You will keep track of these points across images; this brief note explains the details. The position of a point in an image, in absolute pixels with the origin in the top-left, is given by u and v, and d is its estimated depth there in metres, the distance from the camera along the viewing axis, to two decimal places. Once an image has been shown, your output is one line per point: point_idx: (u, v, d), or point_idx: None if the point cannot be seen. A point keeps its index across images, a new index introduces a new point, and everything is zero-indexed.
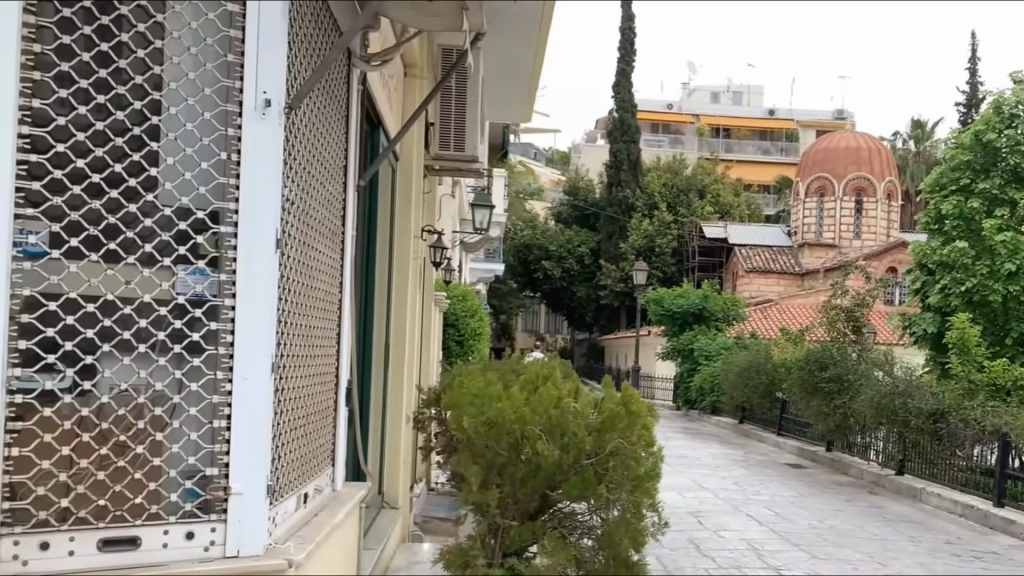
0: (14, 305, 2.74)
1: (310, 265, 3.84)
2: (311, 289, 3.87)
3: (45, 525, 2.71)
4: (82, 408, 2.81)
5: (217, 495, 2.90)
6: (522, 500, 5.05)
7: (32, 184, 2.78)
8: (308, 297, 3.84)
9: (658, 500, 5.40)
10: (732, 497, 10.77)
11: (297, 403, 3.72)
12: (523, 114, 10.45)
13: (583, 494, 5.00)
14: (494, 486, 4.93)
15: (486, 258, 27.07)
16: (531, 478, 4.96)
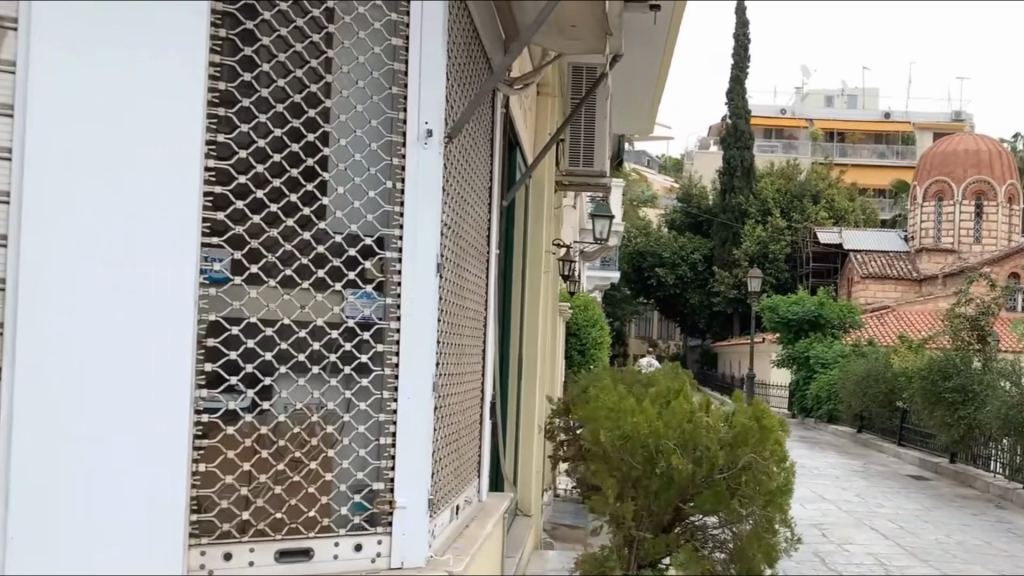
0: (202, 328, 2.90)
1: (462, 286, 4.01)
2: (462, 308, 4.04)
3: (229, 536, 2.93)
4: (261, 427, 3.00)
5: (382, 509, 3.09)
6: (656, 513, 5.13)
7: (217, 215, 2.93)
8: (460, 317, 4.01)
9: (791, 516, 5.36)
10: (854, 509, 10.67)
11: (451, 417, 3.90)
12: (646, 126, 10.49)
13: (715, 508, 5.03)
14: (629, 498, 5.04)
15: (603, 266, 27.12)
16: (664, 492, 5.03)
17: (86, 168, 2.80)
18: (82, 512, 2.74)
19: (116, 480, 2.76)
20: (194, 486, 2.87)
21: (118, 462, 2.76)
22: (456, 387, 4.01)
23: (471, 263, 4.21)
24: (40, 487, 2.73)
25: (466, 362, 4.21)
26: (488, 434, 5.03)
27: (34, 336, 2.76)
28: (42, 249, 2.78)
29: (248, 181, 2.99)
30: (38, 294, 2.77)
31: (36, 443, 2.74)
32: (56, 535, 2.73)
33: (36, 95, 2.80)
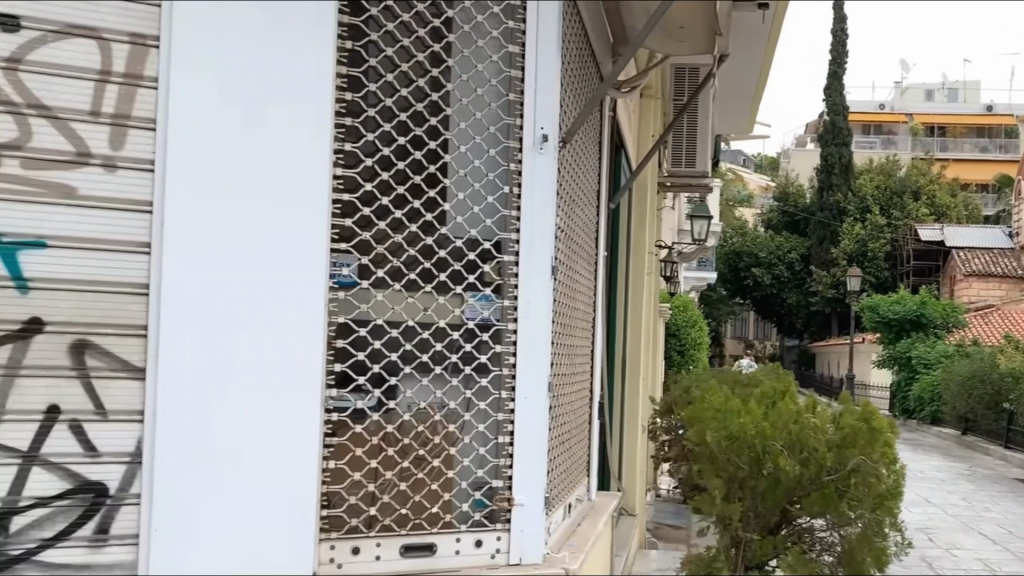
0: (334, 329, 3.13)
1: (576, 290, 4.15)
2: (576, 310, 4.18)
3: (356, 531, 3.11)
4: (387, 425, 3.18)
5: (501, 505, 3.28)
6: (764, 514, 5.12)
7: (345, 222, 3.10)
8: (573, 319, 4.15)
9: (901, 521, 5.27)
10: (962, 513, 10.48)
11: (565, 416, 4.02)
12: (749, 125, 10.46)
13: (823, 511, 4.97)
14: (735, 499, 5.05)
15: (700, 266, 26.98)
16: (771, 493, 5.03)
17: (223, 181, 2.95)
18: (217, 508, 2.90)
19: (254, 478, 2.92)
20: (325, 482, 3.06)
21: (250, 461, 2.92)
22: (570, 387, 4.15)
23: (583, 266, 4.35)
24: (181, 482, 2.91)
25: (579, 362, 4.35)
26: (600, 431, 5.16)
27: (175, 339, 2.93)
28: (181, 257, 2.94)
29: (373, 189, 3.18)
30: (178, 300, 2.93)
31: (178, 440, 2.92)
32: (194, 528, 2.90)
33: (177, 113, 2.96)
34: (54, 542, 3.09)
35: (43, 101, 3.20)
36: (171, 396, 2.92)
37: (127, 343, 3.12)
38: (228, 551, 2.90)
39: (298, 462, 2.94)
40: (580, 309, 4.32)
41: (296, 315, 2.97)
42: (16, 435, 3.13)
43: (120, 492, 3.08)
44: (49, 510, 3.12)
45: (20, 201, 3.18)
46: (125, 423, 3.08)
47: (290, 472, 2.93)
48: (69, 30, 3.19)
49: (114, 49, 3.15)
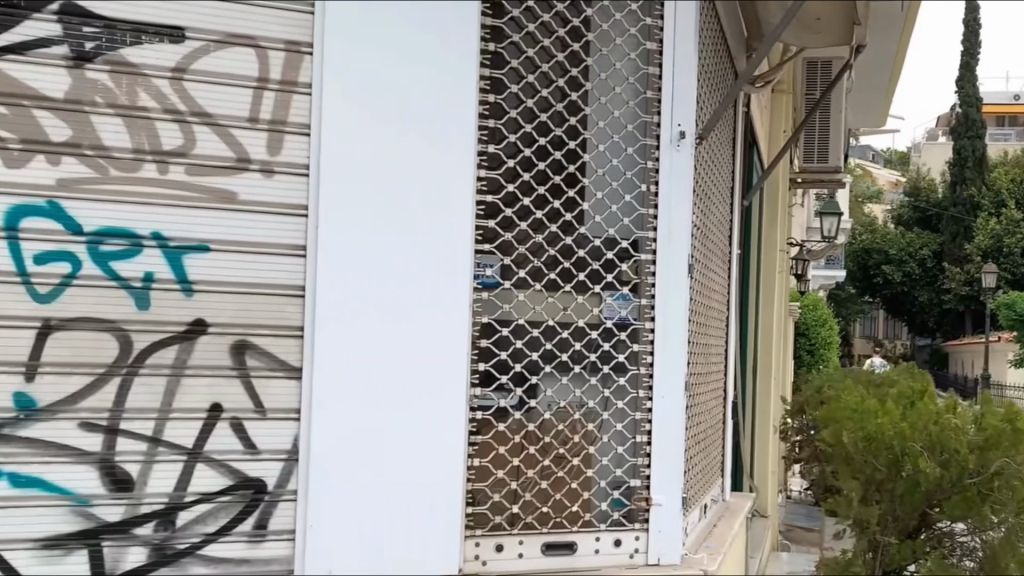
0: (476, 330, 3.18)
1: (711, 291, 4.12)
2: (711, 311, 4.15)
3: (500, 529, 3.17)
4: (529, 424, 3.20)
5: (640, 505, 3.30)
6: (902, 518, 4.98)
7: (489, 223, 3.15)
8: (708, 320, 4.13)
9: None
10: None
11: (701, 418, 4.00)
12: (880, 119, 10.23)
13: (966, 515, 4.82)
14: (873, 502, 4.91)
15: (829, 265, 26.45)
16: (910, 495, 4.89)
17: (373, 190, 3.01)
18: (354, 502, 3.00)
19: (388, 473, 3.02)
20: (468, 480, 3.14)
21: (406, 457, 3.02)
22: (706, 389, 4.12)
23: (717, 267, 4.31)
24: (334, 483, 2.99)
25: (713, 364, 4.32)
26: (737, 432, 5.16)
27: (327, 346, 2.99)
28: (333, 265, 3.00)
29: (515, 189, 3.21)
30: (330, 306, 2.99)
31: (331, 443, 2.99)
32: (348, 527, 3.00)
33: (327, 121, 3.00)
34: (217, 537, 2.99)
35: (206, 109, 3.03)
36: (324, 401, 2.99)
37: (284, 344, 3.04)
38: (381, 549, 3.02)
39: (446, 463, 3.06)
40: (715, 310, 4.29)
41: (444, 320, 3.06)
42: (182, 433, 2.97)
43: (277, 488, 3.04)
44: (212, 505, 2.99)
45: (185, 204, 2.99)
46: (283, 422, 3.04)
47: (439, 472, 3.05)
48: (230, 39, 3.06)
49: (272, 57, 3.06)
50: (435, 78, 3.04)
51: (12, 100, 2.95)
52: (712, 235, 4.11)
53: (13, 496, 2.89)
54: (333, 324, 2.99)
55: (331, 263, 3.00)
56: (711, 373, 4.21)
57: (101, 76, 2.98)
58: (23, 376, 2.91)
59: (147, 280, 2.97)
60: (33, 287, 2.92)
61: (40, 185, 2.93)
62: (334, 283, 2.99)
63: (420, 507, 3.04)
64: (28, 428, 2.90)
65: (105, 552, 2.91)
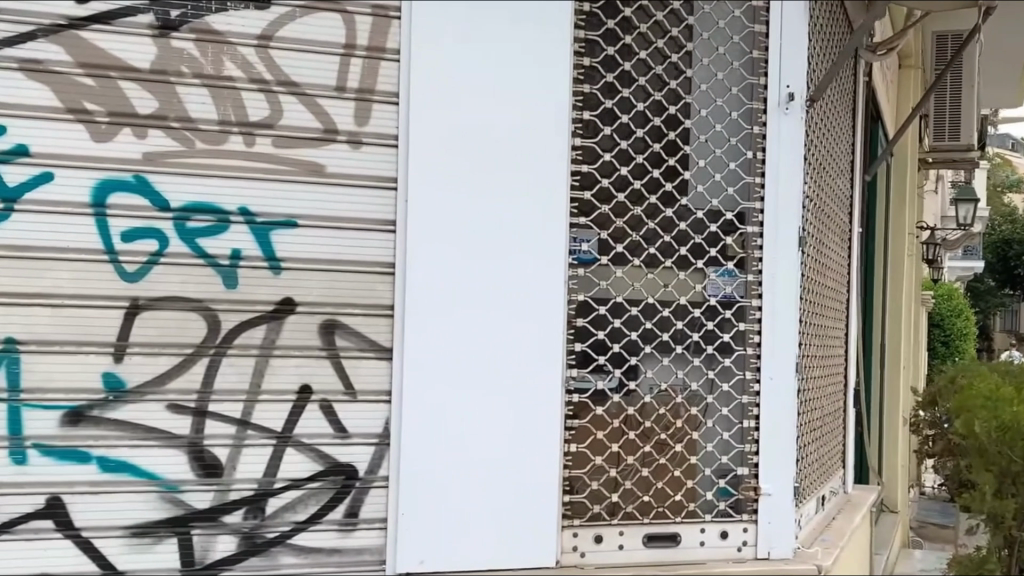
0: (572, 309, 3.07)
1: (817, 274, 3.93)
2: (817, 293, 3.94)
3: (599, 519, 3.08)
4: (628, 407, 3.12)
5: (748, 495, 3.20)
6: None
7: (584, 194, 3.07)
8: (813, 305, 3.92)
9: None
10: None
11: (810, 405, 3.79)
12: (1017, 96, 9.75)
13: None
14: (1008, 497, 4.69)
15: (966, 254, 25.53)
16: None
17: (457, 171, 2.92)
18: (438, 482, 2.92)
19: (473, 451, 2.95)
20: (566, 467, 3.07)
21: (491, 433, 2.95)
22: (813, 373, 3.91)
23: (826, 249, 4.11)
24: (424, 473, 2.91)
25: (823, 349, 4.12)
26: (862, 417, 4.97)
27: (416, 330, 2.90)
28: (416, 248, 2.90)
29: (613, 159, 3.10)
30: (417, 288, 2.90)
31: (418, 430, 2.91)
32: (438, 521, 2.92)
33: (412, 101, 2.91)
34: (307, 525, 2.87)
35: (294, 78, 2.89)
36: (411, 388, 2.90)
37: (375, 324, 2.93)
38: (467, 534, 2.94)
39: (534, 441, 2.98)
40: (821, 293, 4.09)
41: (533, 304, 2.97)
42: (271, 416, 2.86)
43: (369, 474, 2.92)
44: (303, 492, 2.88)
45: (272, 176, 2.87)
46: (374, 405, 2.93)
47: (527, 451, 2.97)
48: (315, 4, 2.91)
49: (359, 22, 2.93)
50: (526, 46, 2.96)
51: (98, 71, 2.78)
52: (820, 214, 3.92)
53: (104, 481, 2.76)
54: (421, 308, 2.90)
55: (417, 248, 2.89)
56: (817, 358, 3.99)
57: (186, 45, 2.84)
58: (112, 356, 2.78)
59: (234, 257, 2.84)
60: (120, 266, 2.79)
61: (127, 158, 2.79)
62: (420, 268, 2.90)
63: (511, 495, 2.96)
64: (117, 410, 2.77)
65: (195, 541, 2.81)
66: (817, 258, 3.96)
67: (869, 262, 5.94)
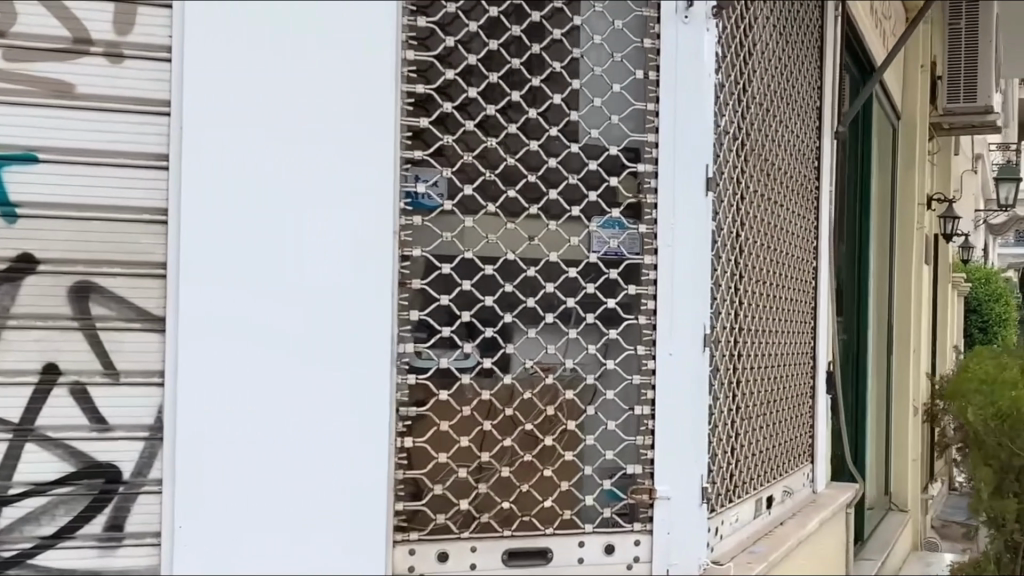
0: (406, 267, 2.46)
1: (743, 232, 3.30)
2: (744, 258, 3.31)
3: (445, 532, 2.49)
4: (484, 391, 2.53)
5: (640, 499, 2.62)
6: None
7: (420, 121, 2.48)
8: (745, 270, 3.32)
9: None
10: None
11: (728, 379, 3.13)
12: None
13: None
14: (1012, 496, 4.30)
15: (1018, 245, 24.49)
16: None
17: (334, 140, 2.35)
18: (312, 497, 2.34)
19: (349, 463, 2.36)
20: (399, 467, 2.46)
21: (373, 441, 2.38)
22: (740, 349, 3.27)
23: (761, 207, 3.48)
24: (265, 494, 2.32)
25: (759, 326, 3.48)
26: (840, 395, 4.36)
27: (249, 310, 2.31)
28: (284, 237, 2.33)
29: (459, 78, 2.53)
30: (299, 266, 2.34)
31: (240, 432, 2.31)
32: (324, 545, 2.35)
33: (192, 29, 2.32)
34: (55, 543, 2.34)
35: None
36: (271, 374, 2.32)
37: (141, 288, 2.38)
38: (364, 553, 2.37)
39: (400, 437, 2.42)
40: (756, 258, 3.46)
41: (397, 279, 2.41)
42: (6, 403, 2.35)
43: (136, 477, 2.37)
44: (47, 500, 2.35)
45: (8, 99, 2.37)
46: (143, 387, 2.36)
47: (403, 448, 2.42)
48: None
49: None
50: None
51: None
52: (744, 164, 3.28)
53: None
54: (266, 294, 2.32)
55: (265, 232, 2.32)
56: (746, 332, 3.35)
57: None
58: None
59: None
60: None
61: None
62: (321, 253, 2.34)
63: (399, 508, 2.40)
64: None
65: None
66: (746, 216, 3.32)
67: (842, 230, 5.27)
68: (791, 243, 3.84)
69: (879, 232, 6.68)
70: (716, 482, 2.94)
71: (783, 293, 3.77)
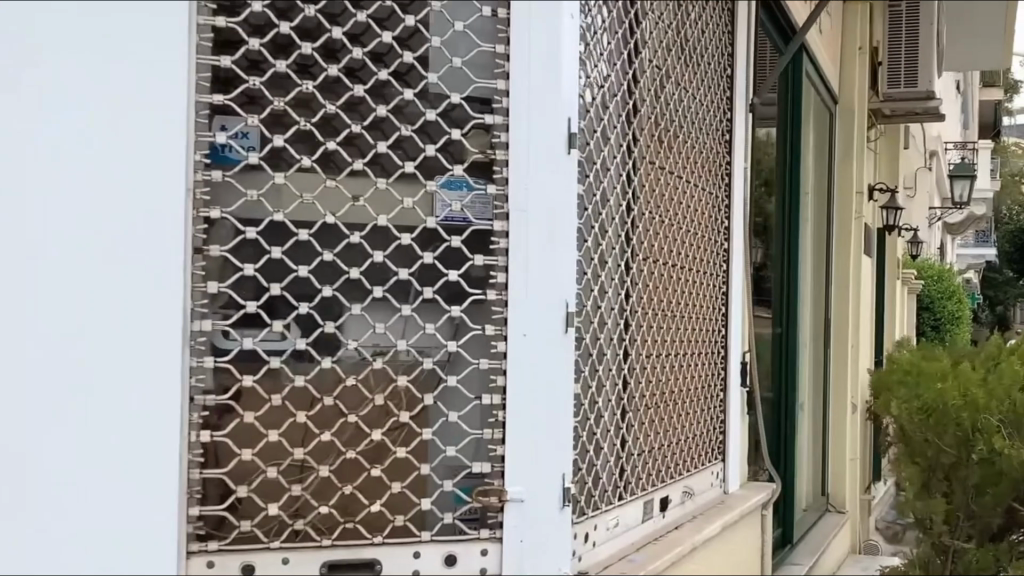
0: (200, 231, 2.11)
1: (624, 205, 2.90)
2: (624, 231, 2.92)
3: (251, 542, 2.13)
4: (297, 378, 2.16)
5: (488, 502, 2.23)
6: (981, 516, 4.11)
7: (221, 59, 2.13)
8: (630, 248, 2.95)
9: None
10: None
11: (606, 368, 2.77)
12: None
13: None
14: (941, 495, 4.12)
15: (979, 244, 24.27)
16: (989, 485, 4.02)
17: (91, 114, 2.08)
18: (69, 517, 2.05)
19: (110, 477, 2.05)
20: (193, 466, 2.10)
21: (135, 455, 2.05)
22: (619, 334, 2.89)
23: (653, 181, 3.10)
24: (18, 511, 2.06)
25: (649, 312, 3.10)
26: (758, 392, 3.98)
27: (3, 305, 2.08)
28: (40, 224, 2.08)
29: (267, 10, 2.16)
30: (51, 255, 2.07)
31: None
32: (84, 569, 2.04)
33: None
34: None
35: None
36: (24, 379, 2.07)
37: None
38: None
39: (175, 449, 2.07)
40: (647, 238, 3.08)
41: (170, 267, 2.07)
42: None
43: None
44: None
45: None
46: None
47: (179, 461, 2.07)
48: None
49: None
50: None
51: None
52: (627, 127, 2.90)
53: None
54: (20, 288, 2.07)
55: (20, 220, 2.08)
56: (629, 316, 2.96)
57: None
58: None
59: None
60: None
61: None
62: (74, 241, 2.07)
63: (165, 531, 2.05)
64: None
65: None
66: (628, 188, 2.94)
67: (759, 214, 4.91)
68: (692, 224, 3.47)
69: (814, 223, 6.33)
70: (585, 485, 2.56)
71: (681, 278, 3.39)
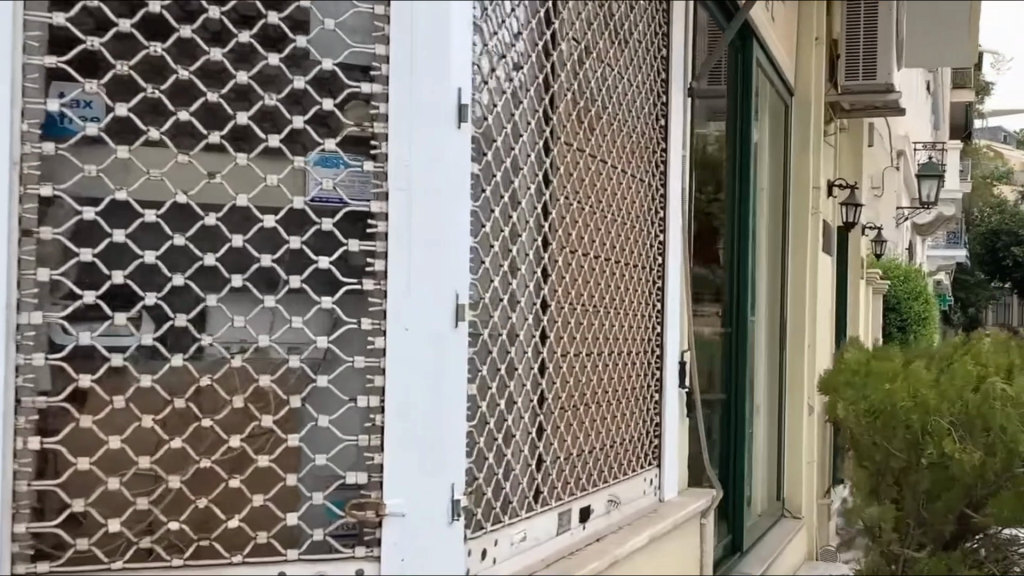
0: (28, 211, 1.86)
1: (541, 191, 2.64)
2: (541, 221, 2.65)
3: (89, 563, 1.88)
4: (142, 377, 1.91)
5: (362, 517, 1.99)
6: (933, 523, 3.94)
7: (53, 17, 1.87)
8: (544, 237, 2.68)
9: None
10: None
11: (518, 368, 2.51)
12: None
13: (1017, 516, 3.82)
14: (890, 498, 3.96)
15: (948, 245, 24.22)
16: (939, 491, 3.87)
17: None
18: None
19: None
20: (20, 477, 1.85)
21: None
22: (534, 331, 2.62)
23: (573, 167, 2.84)
24: None
25: (566, 307, 2.84)
26: (698, 395, 3.74)
27: None
28: None
29: None
30: None
31: None
32: None
33: None
34: None
35: None
36: None
37: None
38: None
39: None
40: (565, 228, 2.82)
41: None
42: None
43: None
44: None
45: None
46: None
47: None
48: None
49: None
50: None
51: None
52: (541, 104, 2.63)
53: None
54: None
55: None
56: (545, 313, 2.70)
57: None
58: None
59: None
60: None
61: None
62: None
63: None
64: None
65: None
66: (545, 173, 2.68)
67: (704, 209, 4.66)
68: (619, 214, 3.22)
69: (769, 219, 6.08)
70: (487, 496, 2.30)
71: (606, 272, 3.15)
